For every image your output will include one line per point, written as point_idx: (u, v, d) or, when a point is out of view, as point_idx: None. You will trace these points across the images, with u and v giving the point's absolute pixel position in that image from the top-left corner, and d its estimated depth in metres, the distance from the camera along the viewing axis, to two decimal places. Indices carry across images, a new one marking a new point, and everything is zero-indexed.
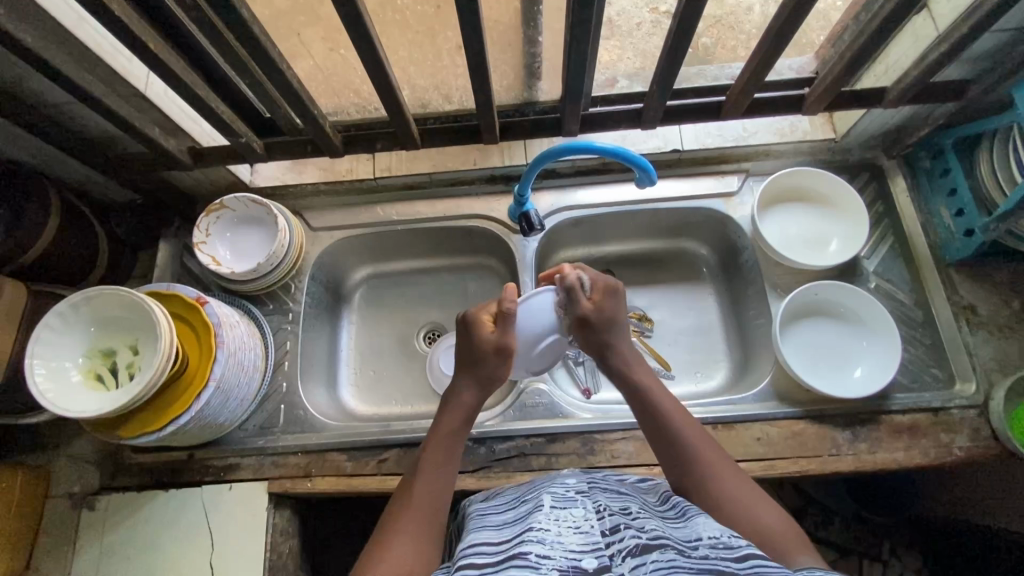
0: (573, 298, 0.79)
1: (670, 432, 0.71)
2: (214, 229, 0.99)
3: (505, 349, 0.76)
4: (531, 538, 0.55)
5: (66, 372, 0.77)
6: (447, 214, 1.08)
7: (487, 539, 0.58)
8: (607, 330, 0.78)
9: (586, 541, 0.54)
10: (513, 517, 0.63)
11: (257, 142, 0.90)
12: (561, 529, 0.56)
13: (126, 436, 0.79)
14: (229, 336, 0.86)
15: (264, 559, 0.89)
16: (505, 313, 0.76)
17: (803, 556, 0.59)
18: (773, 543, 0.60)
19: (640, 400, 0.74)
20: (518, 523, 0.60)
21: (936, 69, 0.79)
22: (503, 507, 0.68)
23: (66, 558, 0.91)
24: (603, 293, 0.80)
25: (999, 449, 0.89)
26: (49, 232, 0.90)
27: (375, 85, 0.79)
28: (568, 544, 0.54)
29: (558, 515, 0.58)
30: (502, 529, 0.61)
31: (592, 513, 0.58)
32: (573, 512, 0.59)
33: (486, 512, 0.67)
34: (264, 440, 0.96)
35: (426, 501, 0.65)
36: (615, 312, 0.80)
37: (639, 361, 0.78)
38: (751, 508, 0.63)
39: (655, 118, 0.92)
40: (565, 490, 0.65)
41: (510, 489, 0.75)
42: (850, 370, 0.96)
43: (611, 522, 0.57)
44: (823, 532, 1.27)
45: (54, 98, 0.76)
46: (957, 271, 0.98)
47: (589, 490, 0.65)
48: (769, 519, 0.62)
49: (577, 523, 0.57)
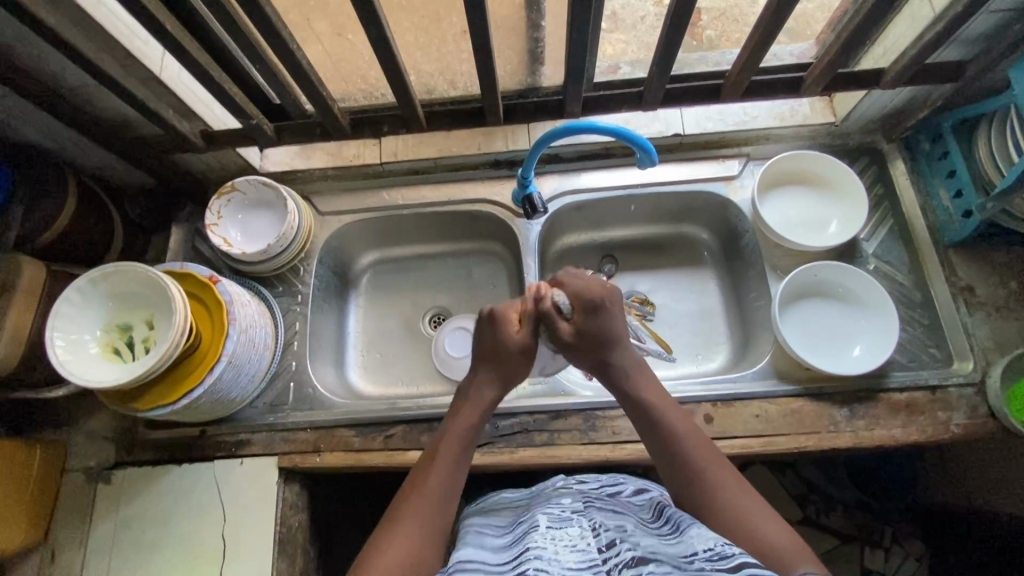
0: (552, 324, 0.81)
1: (674, 446, 0.73)
2: (225, 212, 1.02)
3: (530, 349, 0.82)
4: (530, 556, 0.58)
5: (85, 345, 0.80)
6: (451, 198, 1.11)
7: (485, 560, 0.61)
8: (598, 348, 0.80)
9: (582, 559, 0.57)
10: (510, 537, 0.66)
11: (268, 125, 0.92)
12: (557, 547, 0.59)
13: (144, 408, 0.82)
14: (240, 313, 0.89)
15: (274, 532, 0.92)
16: (533, 315, 0.82)
17: (807, 564, 0.60)
18: (773, 553, 0.61)
19: (642, 415, 0.77)
20: (515, 544, 0.63)
21: (932, 48, 0.80)
22: (500, 530, 0.70)
23: (85, 528, 0.94)
24: (583, 311, 0.80)
25: (996, 426, 0.90)
26: (66, 213, 0.93)
27: (383, 67, 0.81)
28: (565, 562, 0.57)
29: (555, 535, 0.61)
30: (501, 549, 0.64)
31: (589, 531, 0.61)
32: (569, 530, 0.62)
33: (483, 531, 0.70)
34: (274, 416, 0.98)
35: (435, 493, 0.68)
36: (603, 329, 0.80)
37: (641, 371, 0.81)
38: (753, 521, 0.65)
39: (656, 100, 0.94)
40: (561, 510, 0.67)
41: (505, 509, 0.77)
42: (849, 348, 0.97)
43: (607, 537, 0.60)
44: (825, 518, 1.29)
45: (73, 78, 0.78)
46: (956, 253, 0.99)
47: (585, 509, 0.68)
48: (770, 532, 0.63)
49: (573, 541, 0.60)
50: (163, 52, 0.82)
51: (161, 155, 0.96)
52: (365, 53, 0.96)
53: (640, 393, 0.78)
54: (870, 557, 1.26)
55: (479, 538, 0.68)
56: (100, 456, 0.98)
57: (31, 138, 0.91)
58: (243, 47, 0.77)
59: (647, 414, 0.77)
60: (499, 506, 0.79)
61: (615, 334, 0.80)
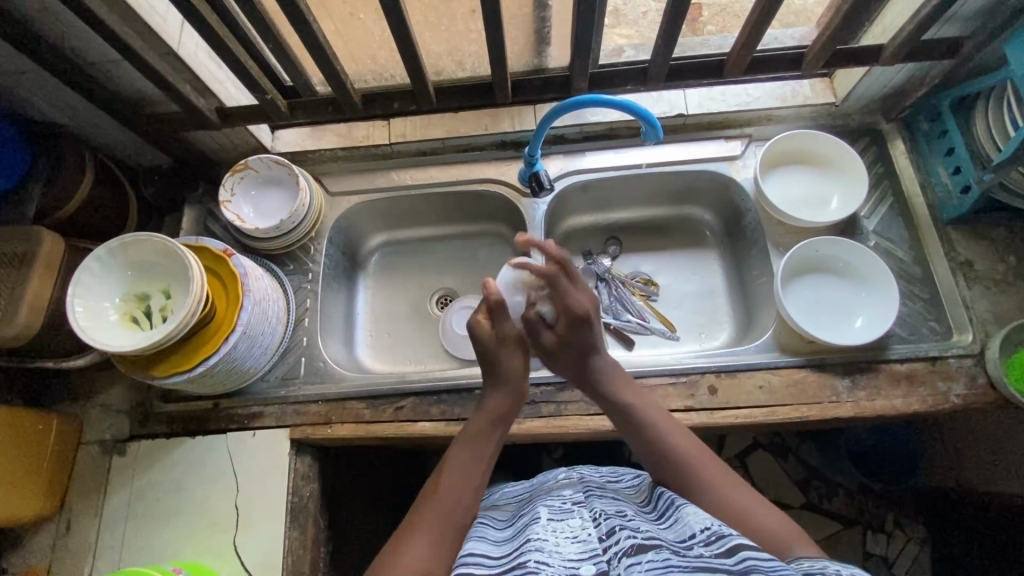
0: (538, 332, 0.86)
1: (654, 436, 0.75)
2: (238, 189, 1.04)
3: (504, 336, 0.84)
4: (531, 548, 0.59)
5: (105, 312, 0.82)
6: (458, 178, 1.12)
7: (486, 552, 0.62)
8: (577, 358, 0.84)
9: (583, 550, 0.58)
10: (513, 530, 0.67)
11: (281, 101, 0.95)
12: (559, 539, 0.60)
13: (160, 374, 0.83)
14: (255, 286, 0.91)
15: (286, 502, 0.94)
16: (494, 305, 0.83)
17: (806, 549, 0.60)
18: (771, 535, 0.62)
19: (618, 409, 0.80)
20: (516, 536, 0.64)
21: (928, 23, 0.83)
22: (502, 523, 0.72)
23: (100, 498, 0.96)
24: (567, 323, 0.84)
25: (995, 396, 0.91)
26: (85, 187, 0.95)
27: (398, 42, 0.84)
28: (566, 553, 0.58)
29: (556, 527, 0.63)
30: (501, 543, 0.65)
31: (590, 522, 0.63)
32: (571, 522, 0.64)
33: (487, 524, 0.71)
34: (286, 389, 1.00)
35: (450, 503, 0.67)
36: (584, 340, 0.83)
37: (620, 376, 0.83)
38: (750, 511, 0.65)
39: (660, 76, 0.96)
40: (561, 502, 0.69)
41: (510, 502, 0.79)
42: (851, 320, 0.99)
43: (608, 526, 0.61)
44: (827, 504, 1.30)
45: (97, 52, 0.81)
46: (955, 228, 1.01)
47: (586, 500, 0.69)
48: (770, 521, 0.64)
49: (575, 532, 0.61)
50: (181, 26, 0.84)
51: (178, 133, 0.98)
52: (376, 33, 0.98)
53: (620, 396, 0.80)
54: (871, 542, 1.27)
55: (483, 530, 0.69)
56: (116, 428, 1.00)
57: (52, 115, 0.94)
58: (260, 22, 0.79)
59: (625, 415, 0.79)
60: (500, 502, 0.81)
61: (597, 345, 0.84)
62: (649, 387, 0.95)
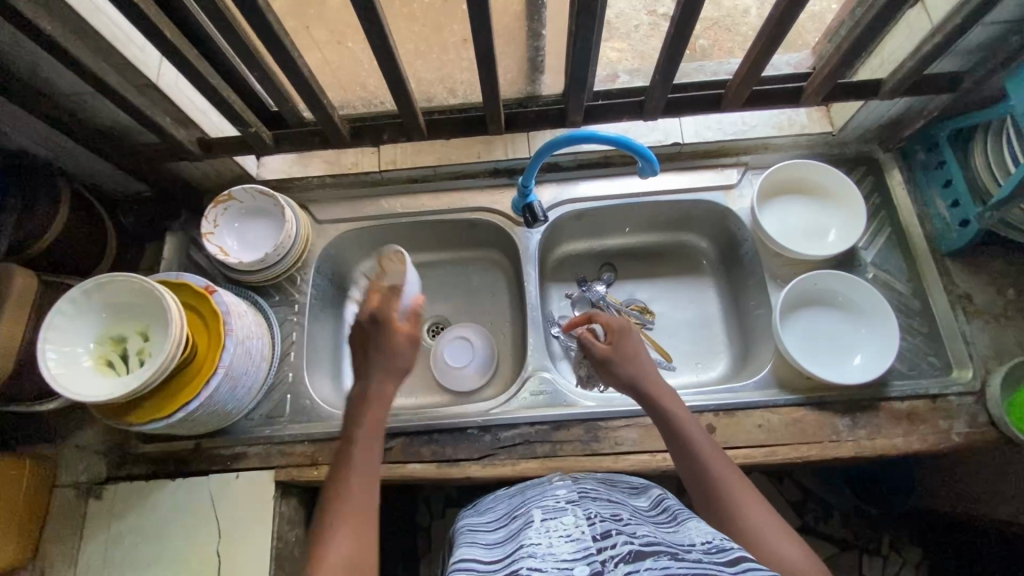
0: (590, 345, 0.86)
1: (698, 457, 0.71)
2: (222, 220, 1.01)
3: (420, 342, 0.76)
4: (524, 553, 0.55)
5: (78, 358, 0.78)
6: (452, 206, 1.10)
7: (479, 558, 0.60)
8: (626, 366, 0.83)
9: (577, 549, 0.54)
10: (506, 533, 0.64)
11: (266, 132, 0.92)
12: (551, 540, 0.57)
13: (137, 420, 0.80)
14: (238, 324, 0.88)
15: (271, 547, 0.90)
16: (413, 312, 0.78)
17: None
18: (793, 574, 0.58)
19: (665, 425, 0.76)
20: (510, 540, 0.61)
21: (929, 60, 0.82)
22: (494, 524, 0.69)
23: (75, 545, 0.91)
24: (617, 332, 0.86)
25: (996, 435, 0.90)
26: (60, 221, 0.91)
27: (386, 76, 0.81)
28: (559, 554, 0.54)
29: (549, 528, 0.60)
30: (493, 546, 0.62)
31: (583, 520, 0.60)
32: (565, 520, 0.61)
33: (477, 529, 0.69)
34: (270, 429, 0.97)
35: (358, 496, 0.63)
36: (634, 349, 0.85)
37: (670, 393, 0.80)
38: (771, 543, 0.62)
39: (657, 109, 0.94)
40: (556, 501, 0.66)
41: (501, 502, 0.77)
42: (850, 357, 0.97)
43: (603, 527, 0.57)
44: (822, 526, 1.29)
45: (71, 85, 0.78)
46: (953, 261, 1.00)
47: (580, 499, 0.66)
48: (791, 554, 0.60)
49: (567, 531, 0.58)
50: (160, 60, 0.81)
51: (158, 162, 0.95)
52: (364, 60, 0.99)
53: (666, 410, 0.77)
54: (868, 566, 1.25)
55: (473, 535, 0.67)
56: (91, 472, 0.95)
57: (23, 146, 0.90)
58: (242, 57, 0.76)
59: (671, 429, 0.76)
60: (493, 504, 0.78)
61: (646, 359, 0.84)
62: (646, 426, 0.93)
